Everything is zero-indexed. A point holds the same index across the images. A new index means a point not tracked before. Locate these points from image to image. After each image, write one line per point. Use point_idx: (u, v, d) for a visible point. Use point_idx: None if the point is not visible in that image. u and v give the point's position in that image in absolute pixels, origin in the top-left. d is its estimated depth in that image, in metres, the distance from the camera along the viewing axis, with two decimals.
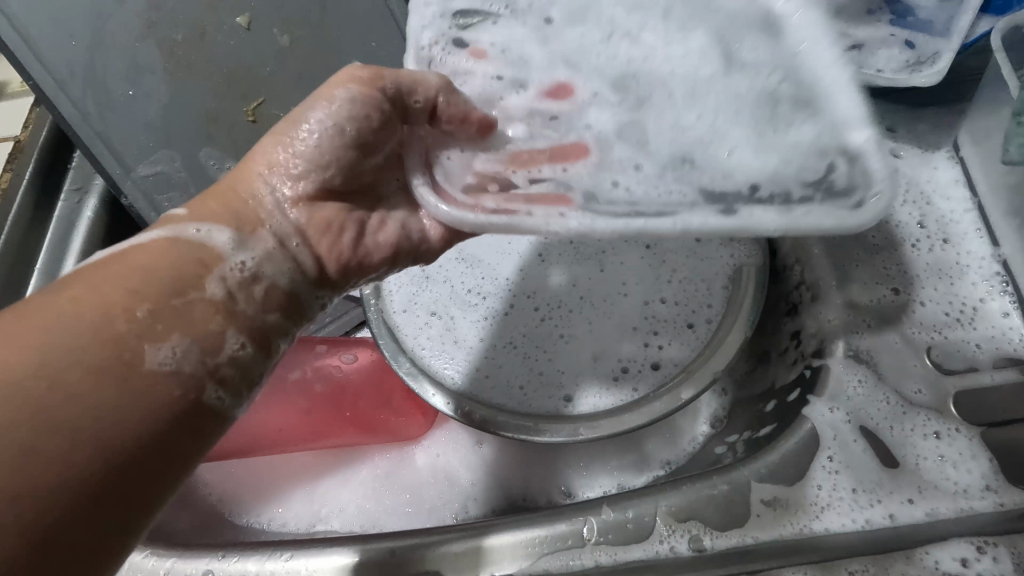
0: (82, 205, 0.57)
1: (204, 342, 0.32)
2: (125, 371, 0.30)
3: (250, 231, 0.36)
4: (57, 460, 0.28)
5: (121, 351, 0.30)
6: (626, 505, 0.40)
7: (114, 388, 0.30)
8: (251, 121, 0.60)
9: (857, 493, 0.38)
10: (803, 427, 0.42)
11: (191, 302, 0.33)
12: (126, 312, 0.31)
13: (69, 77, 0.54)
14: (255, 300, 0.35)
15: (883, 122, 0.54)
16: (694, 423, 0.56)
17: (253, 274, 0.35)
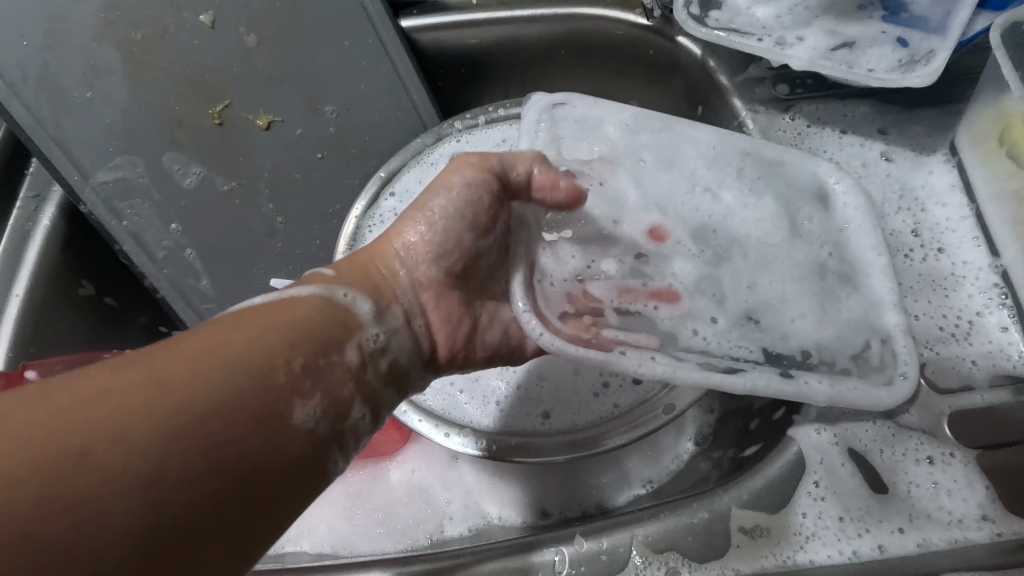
0: (39, 212, 0.55)
1: (333, 406, 0.32)
2: (275, 421, 0.30)
3: (386, 304, 0.37)
4: (195, 498, 0.26)
5: (276, 399, 0.30)
6: (602, 534, 0.37)
7: (263, 438, 0.29)
8: (218, 124, 0.57)
9: (845, 521, 0.36)
10: (789, 449, 0.39)
11: (332, 364, 0.33)
12: (286, 363, 0.31)
13: (21, 80, 0.51)
14: (381, 372, 0.36)
15: (872, 124, 0.52)
16: (677, 441, 0.53)
17: (383, 346, 0.36)
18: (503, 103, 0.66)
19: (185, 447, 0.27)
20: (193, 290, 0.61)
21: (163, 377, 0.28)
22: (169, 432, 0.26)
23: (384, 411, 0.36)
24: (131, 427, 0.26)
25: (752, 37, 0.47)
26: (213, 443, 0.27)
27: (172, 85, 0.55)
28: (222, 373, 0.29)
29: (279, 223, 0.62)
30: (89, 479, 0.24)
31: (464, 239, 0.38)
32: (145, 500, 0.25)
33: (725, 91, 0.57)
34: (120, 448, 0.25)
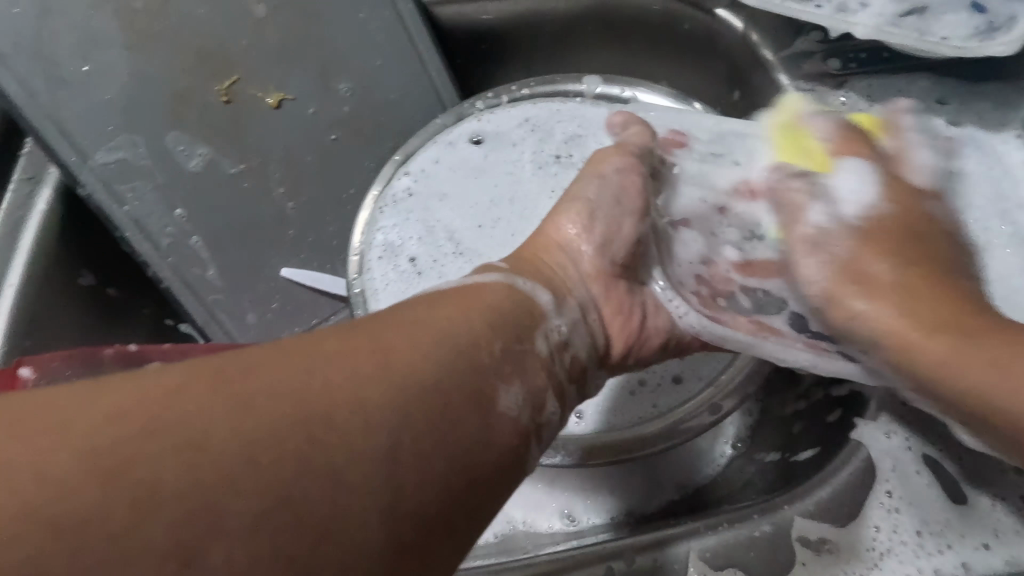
0: (33, 195, 0.51)
1: (534, 395, 0.30)
2: (482, 403, 0.27)
3: (562, 295, 0.35)
4: (415, 478, 0.24)
5: (480, 381, 0.28)
6: (652, 549, 0.34)
7: (474, 419, 0.27)
8: (225, 102, 0.54)
9: (924, 536, 0.33)
10: (859, 455, 0.36)
11: (526, 351, 0.30)
12: (487, 345, 0.29)
13: (13, 52, 0.47)
14: (566, 365, 0.33)
15: (931, 95, 0.48)
16: (715, 443, 0.50)
17: (566, 339, 0.34)
18: (528, 81, 0.62)
19: (414, 423, 0.25)
20: (200, 279, 0.57)
21: (389, 348, 0.26)
22: (396, 408, 0.25)
23: (569, 409, 0.33)
24: (365, 402, 0.24)
25: (810, 4, 0.43)
26: (431, 424, 0.25)
27: (176, 59, 0.51)
28: (436, 350, 0.27)
29: (291, 208, 0.59)
30: (331, 450, 0.23)
31: (623, 227, 0.38)
32: (380, 477, 0.23)
33: (771, 67, 0.54)
34: (356, 412, 0.24)
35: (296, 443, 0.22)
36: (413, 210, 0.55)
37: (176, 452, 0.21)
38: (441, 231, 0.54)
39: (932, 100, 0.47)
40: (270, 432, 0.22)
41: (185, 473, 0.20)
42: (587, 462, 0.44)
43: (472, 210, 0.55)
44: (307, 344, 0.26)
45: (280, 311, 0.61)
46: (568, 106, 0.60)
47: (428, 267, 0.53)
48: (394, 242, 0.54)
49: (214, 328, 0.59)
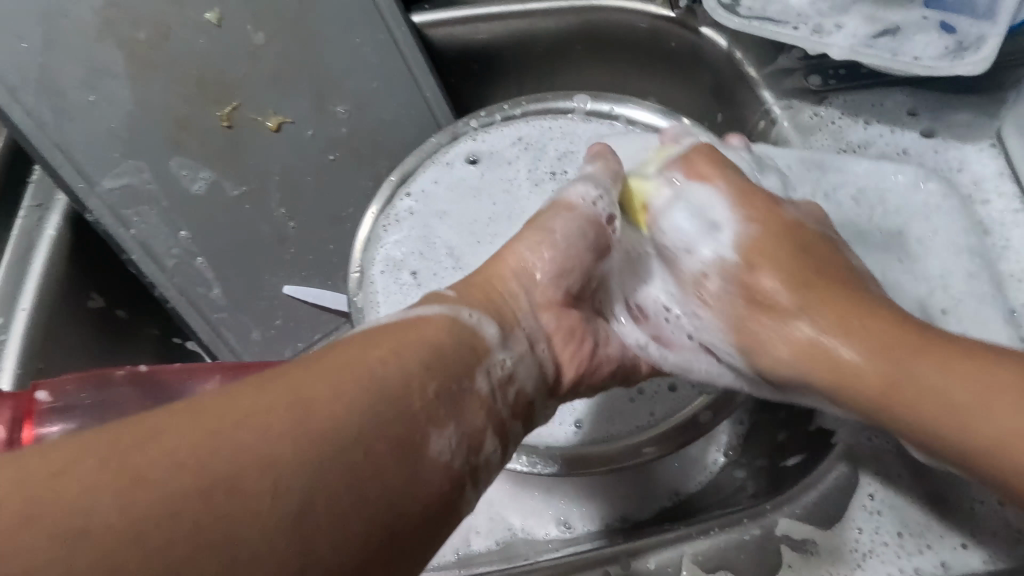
0: (42, 221, 0.52)
1: (471, 437, 0.29)
2: (414, 449, 0.26)
3: (510, 328, 0.35)
4: (330, 540, 0.23)
5: (411, 427, 0.26)
6: (649, 554, 0.35)
7: (403, 469, 0.26)
8: (226, 127, 0.55)
9: (904, 536, 0.34)
10: (843, 459, 0.37)
11: (464, 392, 0.29)
12: (421, 387, 0.28)
13: (20, 84, 0.48)
14: (510, 401, 0.32)
15: (903, 106, 0.50)
16: (707, 451, 0.52)
17: (510, 374, 0.33)
18: (520, 100, 0.63)
19: (331, 479, 0.23)
20: (204, 298, 0.58)
21: (309, 396, 0.25)
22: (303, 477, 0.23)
23: (512, 446, 0.32)
24: (274, 463, 0.23)
25: (787, 25, 0.45)
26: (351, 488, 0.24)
27: (177, 87, 0.53)
28: (355, 396, 0.26)
29: (292, 228, 0.60)
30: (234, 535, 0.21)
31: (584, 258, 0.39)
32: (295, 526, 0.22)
33: (756, 82, 0.55)
34: (270, 475, 0.22)
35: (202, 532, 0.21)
36: (413, 226, 0.57)
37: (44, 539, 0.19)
38: (440, 245, 0.56)
39: (904, 112, 0.50)
40: (179, 524, 0.21)
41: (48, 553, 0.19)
42: (590, 471, 0.45)
43: (471, 228, 0.57)
44: (216, 395, 0.25)
45: (284, 327, 0.63)
46: (560, 123, 0.62)
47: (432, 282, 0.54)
48: (395, 256, 0.56)
49: (219, 345, 0.60)
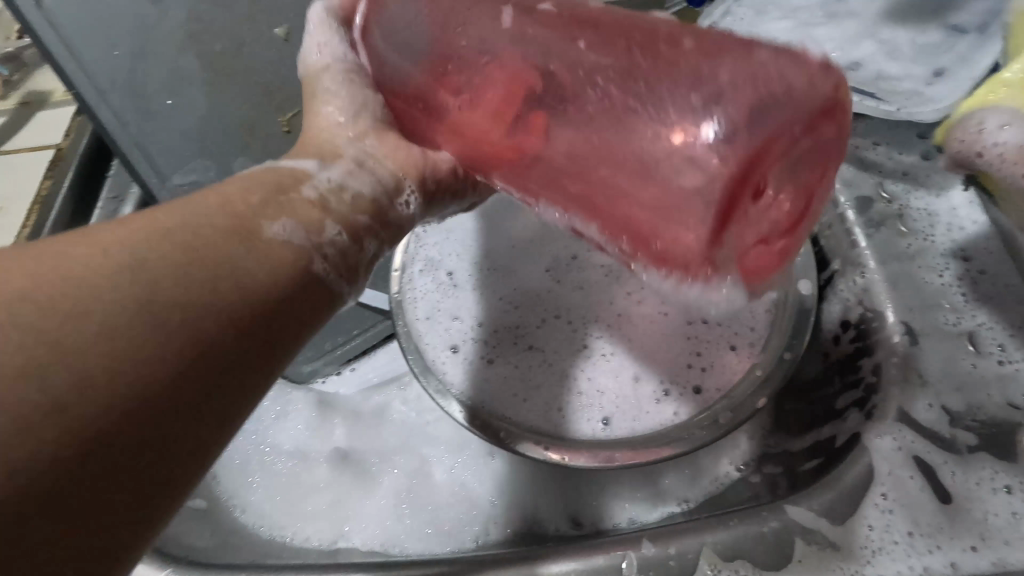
0: (117, 213, 0.56)
1: (310, 226, 0.32)
2: (250, 239, 0.30)
3: (331, 160, 0.36)
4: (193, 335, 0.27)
5: (245, 221, 0.30)
6: (669, 540, 0.37)
7: (237, 251, 0.29)
8: (286, 131, 0.60)
9: (914, 537, 0.36)
10: (858, 463, 0.39)
11: (293, 200, 0.32)
12: (244, 197, 0.31)
13: (110, 88, 0.53)
14: (344, 205, 0.34)
15: (916, 129, 0.52)
16: (719, 462, 0.52)
17: (321, 201, 0.33)
18: None
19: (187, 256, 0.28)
20: None
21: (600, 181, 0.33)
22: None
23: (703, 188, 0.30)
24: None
25: None
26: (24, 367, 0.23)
27: (246, 94, 0.57)
28: (133, 241, 0.27)
29: None
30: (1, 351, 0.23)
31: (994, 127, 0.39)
32: (143, 360, 0.25)
33: None
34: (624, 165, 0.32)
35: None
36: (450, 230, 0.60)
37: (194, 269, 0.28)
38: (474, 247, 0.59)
39: (916, 135, 0.52)
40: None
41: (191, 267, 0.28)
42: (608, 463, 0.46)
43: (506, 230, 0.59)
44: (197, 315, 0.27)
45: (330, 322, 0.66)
46: None
47: (469, 280, 0.57)
48: (434, 257, 0.59)
49: None
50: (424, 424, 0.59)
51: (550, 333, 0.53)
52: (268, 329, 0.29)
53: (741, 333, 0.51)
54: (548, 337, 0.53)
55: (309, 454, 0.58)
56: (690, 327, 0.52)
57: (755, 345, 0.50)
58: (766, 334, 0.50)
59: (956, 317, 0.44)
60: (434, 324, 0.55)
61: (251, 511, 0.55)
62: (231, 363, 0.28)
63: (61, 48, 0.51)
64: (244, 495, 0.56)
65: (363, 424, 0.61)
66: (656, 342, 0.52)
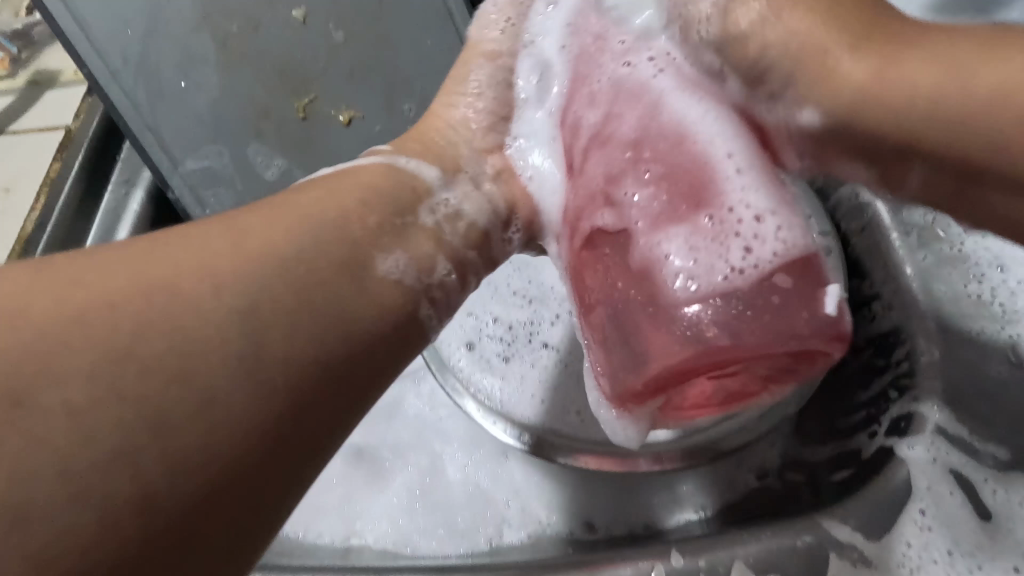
0: (128, 197, 0.55)
1: (420, 263, 0.36)
2: (361, 272, 0.33)
3: (452, 173, 0.41)
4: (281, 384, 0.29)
5: (357, 250, 0.34)
6: (700, 552, 0.36)
7: (353, 284, 0.33)
8: (301, 117, 0.58)
9: (954, 556, 0.35)
10: (897, 474, 0.38)
11: (409, 226, 0.36)
12: (360, 220, 0.35)
13: (122, 68, 0.53)
14: (460, 234, 0.39)
15: None
16: (740, 470, 0.48)
17: (456, 211, 0.39)
18: None
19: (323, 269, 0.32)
20: None
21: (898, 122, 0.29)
22: (182, 347, 0.28)
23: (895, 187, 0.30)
24: (177, 286, 0.29)
25: None
26: (228, 376, 0.28)
27: (262, 79, 0.56)
28: (257, 280, 0.30)
29: None
30: (226, 347, 0.28)
31: None
32: (285, 366, 0.29)
33: None
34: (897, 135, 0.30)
35: (135, 264, 0.29)
36: None
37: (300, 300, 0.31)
38: None
39: None
40: (126, 267, 0.29)
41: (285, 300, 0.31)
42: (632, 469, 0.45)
43: None
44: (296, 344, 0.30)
45: None
46: None
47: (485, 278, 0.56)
48: None
49: None
50: (436, 417, 0.57)
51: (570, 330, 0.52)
52: (366, 364, 0.32)
53: None
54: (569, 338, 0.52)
55: None
56: None
57: None
58: None
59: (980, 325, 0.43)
60: (447, 319, 0.54)
61: None
62: (336, 387, 0.31)
63: (74, 25, 0.50)
64: None
65: (373, 419, 0.58)
66: None
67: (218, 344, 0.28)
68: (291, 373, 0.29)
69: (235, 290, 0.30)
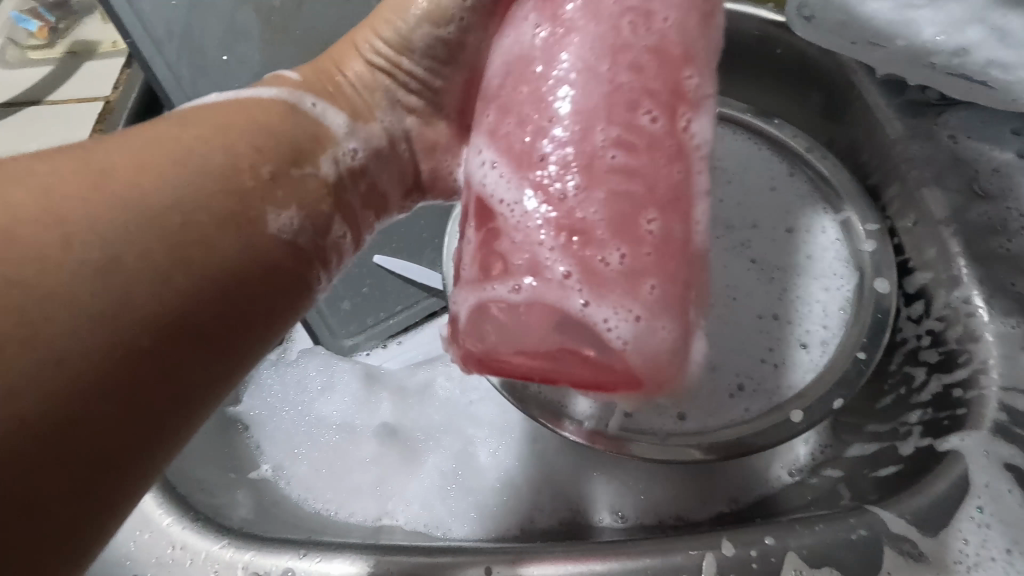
0: None
1: (314, 224, 0.36)
2: (191, 258, 0.30)
3: (362, 121, 0.41)
4: (114, 348, 0.27)
5: (242, 205, 0.33)
6: (750, 542, 0.36)
7: (186, 266, 0.30)
8: None
9: (1013, 554, 0.35)
10: (953, 470, 0.38)
11: (306, 176, 0.37)
12: (251, 169, 0.34)
13: (164, 40, 0.52)
14: (360, 190, 0.40)
15: (1009, 122, 0.49)
16: (770, 463, 0.49)
17: (361, 166, 0.40)
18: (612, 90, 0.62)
19: (204, 213, 0.32)
20: None
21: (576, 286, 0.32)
22: (125, 234, 0.29)
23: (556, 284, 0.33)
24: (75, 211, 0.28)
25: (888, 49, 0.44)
26: (121, 286, 0.28)
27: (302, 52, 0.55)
28: (117, 204, 0.30)
29: None
30: (132, 277, 0.29)
31: None
32: (67, 376, 0.26)
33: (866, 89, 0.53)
34: None
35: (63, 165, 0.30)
36: None
37: (147, 237, 0.30)
38: None
39: (1008, 129, 0.48)
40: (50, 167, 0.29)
41: (122, 276, 0.28)
42: (678, 458, 0.44)
43: None
44: (133, 239, 0.29)
45: (369, 295, 0.65)
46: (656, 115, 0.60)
47: None
48: None
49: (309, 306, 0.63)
50: (467, 402, 0.57)
51: None
52: (244, 287, 0.32)
53: (813, 331, 0.49)
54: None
55: (354, 428, 0.57)
56: (762, 322, 0.49)
57: (827, 344, 0.48)
58: (839, 332, 0.48)
59: (1010, 322, 0.44)
60: None
61: (295, 482, 0.53)
62: (211, 335, 0.31)
63: None
64: (287, 466, 0.54)
65: (403, 401, 0.58)
66: (731, 333, 0.49)
67: (71, 233, 0.28)
68: (108, 353, 0.27)
69: (134, 269, 0.29)
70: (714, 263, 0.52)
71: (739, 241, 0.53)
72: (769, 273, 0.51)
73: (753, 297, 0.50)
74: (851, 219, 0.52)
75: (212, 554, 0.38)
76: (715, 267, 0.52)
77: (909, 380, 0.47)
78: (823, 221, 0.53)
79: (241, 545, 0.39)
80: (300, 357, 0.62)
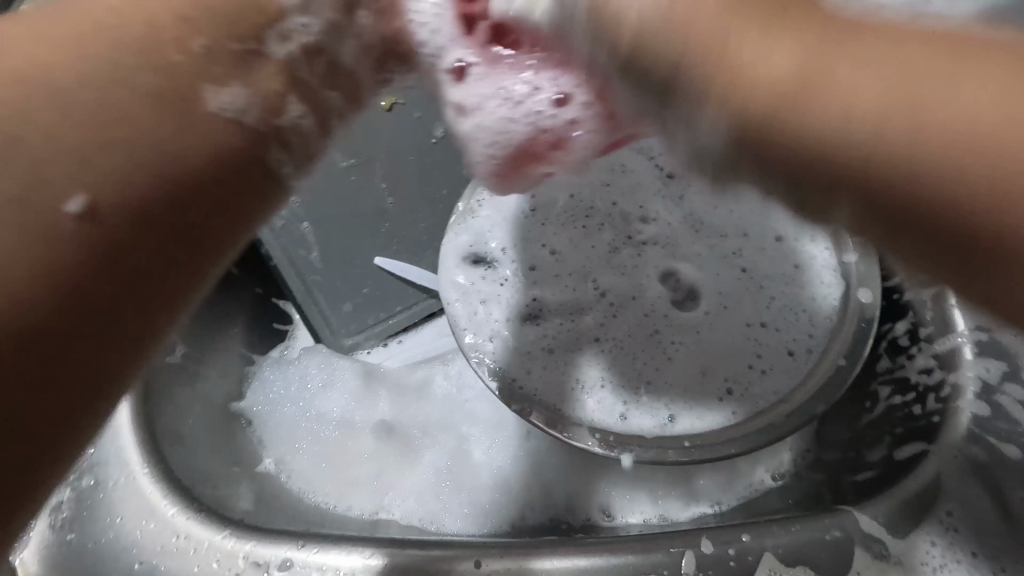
0: None
1: (264, 98, 0.29)
2: (147, 123, 0.25)
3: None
4: (51, 263, 0.23)
5: (177, 92, 0.26)
6: (727, 541, 0.38)
7: (136, 142, 0.25)
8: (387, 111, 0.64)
9: (978, 556, 0.36)
10: (925, 475, 0.40)
11: (258, 57, 0.29)
12: (180, 39, 0.27)
13: None
14: (274, 75, 0.29)
15: None
16: (754, 467, 0.51)
17: (317, 44, 0.31)
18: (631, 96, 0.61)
19: (151, 108, 0.26)
20: (303, 261, 0.62)
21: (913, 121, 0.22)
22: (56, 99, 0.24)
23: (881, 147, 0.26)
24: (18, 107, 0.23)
25: None
26: (64, 235, 0.23)
27: None
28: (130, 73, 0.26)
29: (390, 204, 0.63)
30: (85, 167, 0.24)
31: None
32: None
33: None
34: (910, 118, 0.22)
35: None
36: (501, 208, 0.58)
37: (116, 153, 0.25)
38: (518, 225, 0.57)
39: None
40: None
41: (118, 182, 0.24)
42: (666, 459, 0.46)
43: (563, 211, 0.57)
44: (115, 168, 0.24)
45: (370, 296, 0.63)
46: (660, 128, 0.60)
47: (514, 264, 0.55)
48: (469, 236, 0.57)
49: (311, 305, 0.62)
50: (463, 401, 0.59)
51: (615, 323, 0.52)
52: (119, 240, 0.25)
53: (801, 337, 0.50)
54: (619, 327, 0.52)
55: (353, 425, 0.59)
56: (751, 329, 0.51)
57: (813, 351, 0.49)
58: (825, 340, 0.50)
59: (976, 333, 0.45)
60: (470, 307, 0.53)
61: (295, 477, 0.55)
62: (172, 227, 0.26)
63: None
64: (287, 461, 0.56)
65: (401, 398, 0.60)
66: (721, 339, 0.51)
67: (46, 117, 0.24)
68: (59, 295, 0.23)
69: (112, 179, 0.24)
70: (707, 270, 0.53)
71: (728, 249, 0.54)
72: (759, 281, 0.52)
73: (743, 304, 0.52)
74: (839, 230, 0.53)
75: (215, 544, 0.40)
76: (708, 275, 0.53)
77: (883, 396, 0.48)
78: (814, 230, 0.54)
79: (243, 536, 0.41)
80: (301, 356, 0.62)
